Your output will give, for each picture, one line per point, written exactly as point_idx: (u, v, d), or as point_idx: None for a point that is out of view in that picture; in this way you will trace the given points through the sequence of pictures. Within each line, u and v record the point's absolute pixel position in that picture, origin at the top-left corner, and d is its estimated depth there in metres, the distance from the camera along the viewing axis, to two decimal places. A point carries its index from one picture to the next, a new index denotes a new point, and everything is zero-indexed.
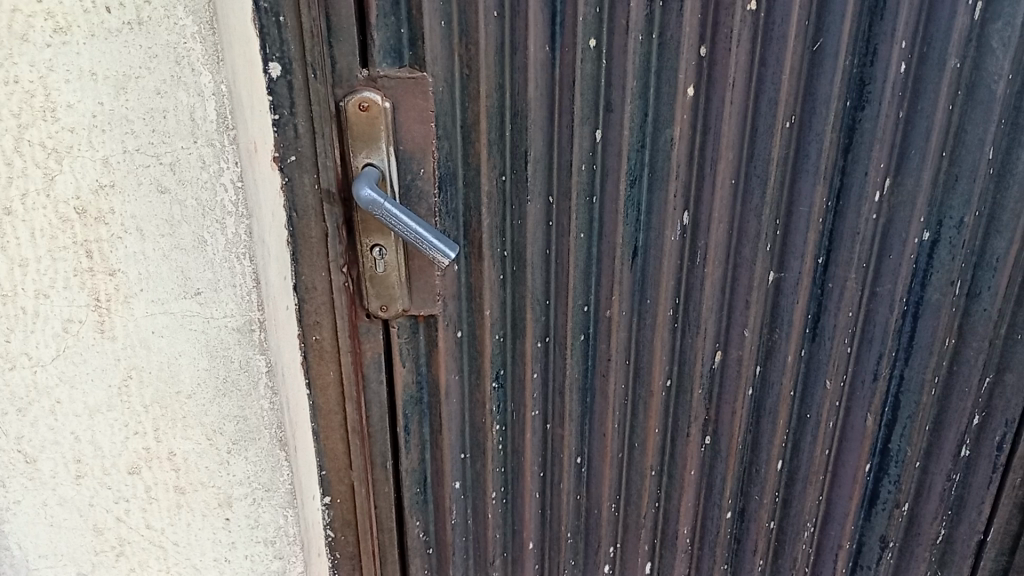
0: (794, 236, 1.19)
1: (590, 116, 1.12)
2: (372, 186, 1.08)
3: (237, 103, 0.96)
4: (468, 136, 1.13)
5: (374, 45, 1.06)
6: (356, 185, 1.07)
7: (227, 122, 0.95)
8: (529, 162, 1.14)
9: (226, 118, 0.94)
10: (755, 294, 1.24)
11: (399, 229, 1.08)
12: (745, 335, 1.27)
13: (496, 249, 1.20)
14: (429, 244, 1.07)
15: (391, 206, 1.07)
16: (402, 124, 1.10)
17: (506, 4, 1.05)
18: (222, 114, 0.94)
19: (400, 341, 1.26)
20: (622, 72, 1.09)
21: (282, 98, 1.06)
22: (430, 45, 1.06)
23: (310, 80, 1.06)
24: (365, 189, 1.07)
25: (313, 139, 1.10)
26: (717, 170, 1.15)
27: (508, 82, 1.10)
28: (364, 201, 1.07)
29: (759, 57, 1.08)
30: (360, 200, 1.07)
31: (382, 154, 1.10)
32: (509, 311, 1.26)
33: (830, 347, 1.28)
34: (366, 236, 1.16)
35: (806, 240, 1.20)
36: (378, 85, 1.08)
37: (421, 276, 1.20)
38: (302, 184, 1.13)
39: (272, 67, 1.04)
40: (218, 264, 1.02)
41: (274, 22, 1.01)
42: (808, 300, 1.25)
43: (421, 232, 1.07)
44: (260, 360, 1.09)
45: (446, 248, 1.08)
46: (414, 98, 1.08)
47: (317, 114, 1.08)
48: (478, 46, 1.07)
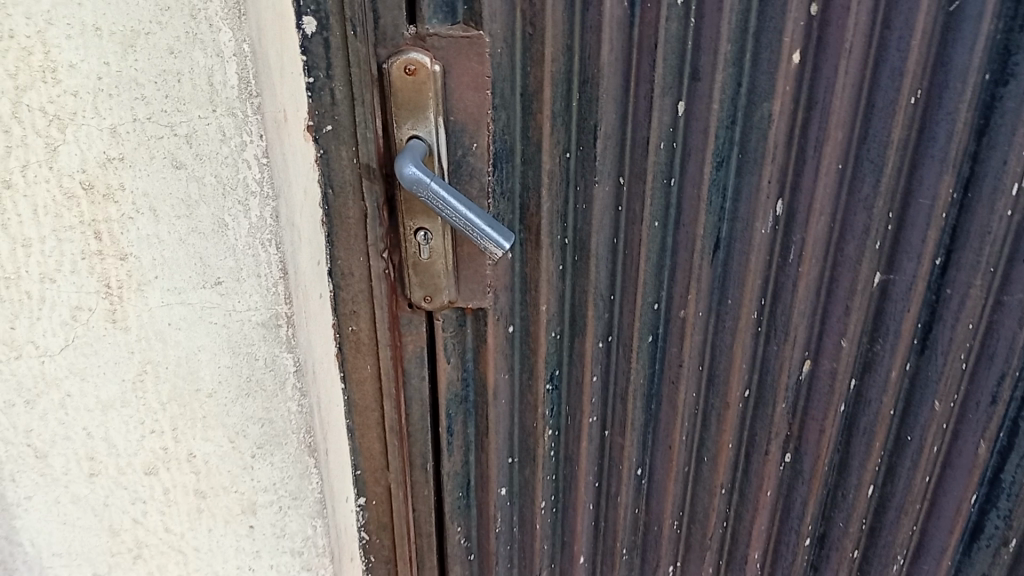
0: (909, 233, 1.01)
1: (673, 86, 0.96)
2: (418, 162, 0.95)
3: (263, 64, 0.82)
4: (529, 105, 0.98)
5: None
6: (399, 162, 0.94)
7: (251, 88, 0.81)
8: (598, 137, 0.99)
9: (249, 83, 0.81)
10: (857, 299, 1.06)
11: (447, 214, 0.95)
12: (841, 345, 1.10)
13: (556, 236, 1.06)
14: (477, 227, 0.94)
15: (439, 184, 0.94)
16: (453, 92, 0.96)
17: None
18: (244, 79, 0.80)
19: (445, 334, 1.13)
20: (714, 34, 0.92)
21: (317, 58, 0.95)
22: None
23: (347, 38, 0.94)
24: (409, 167, 0.94)
25: (351, 107, 0.98)
26: (823, 153, 0.97)
27: (577, 43, 0.94)
28: (408, 180, 0.94)
29: (883, 19, 0.89)
30: (404, 179, 0.94)
31: (429, 125, 0.96)
32: (569, 305, 1.12)
33: (940, 362, 1.11)
34: (408, 218, 1.02)
35: (924, 239, 1.01)
36: (426, 45, 0.94)
37: (469, 265, 1.07)
38: (339, 159, 1.01)
39: (306, 22, 0.92)
40: (240, 251, 0.89)
41: None
42: (919, 307, 1.07)
43: (469, 214, 0.94)
44: (288, 359, 0.97)
45: (497, 235, 0.95)
46: (467, 60, 0.94)
47: (357, 78, 0.96)
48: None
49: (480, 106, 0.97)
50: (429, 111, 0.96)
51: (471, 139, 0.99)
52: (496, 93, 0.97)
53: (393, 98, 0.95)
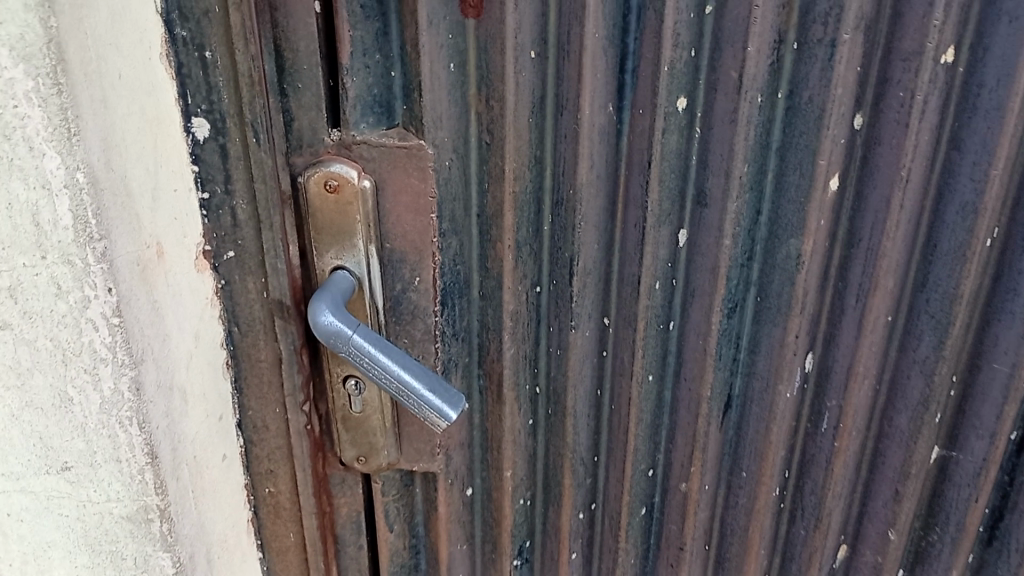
0: (980, 408, 0.82)
1: (671, 212, 0.74)
2: (340, 306, 0.73)
3: (114, 192, 0.61)
4: (485, 226, 0.77)
5: (348, 95, 0.70)
6: (314, 304, 0.72)
7: (90, 227, 0.59)
8: (575, 275, 0.77)
9: (88, 221, 0.59)
10: (911, 484, 0.86)
11: (376, 373, 0.72)
12: (888, 538, 0.90)
13: (523, 390, 0.83)
14: (413, 386, 0.71)
15: (364, 333, 0.72)
16: (388, 213, 0.74)
17: (547, 40, 0.68)
18: (81, 216, 0.58)
19: (390, 501, 0.90)
20: (725, 152, 0.70)
21: (212, 168, 0.73)
22: (430, 99, 0.69)
23: (248, 146, 0.71)
24: (327, 312, 0.72)
25: (258, 231, 0.75)
26: (868, 304, 0.76)
27: (549, 155, 0.73)
28: (323, 329, 0.72)
29: (949, 137, 0.70)
30: (319, 328, 0.72)
31: (356, 254, 0.75)
32: (541, 467, 0.89)
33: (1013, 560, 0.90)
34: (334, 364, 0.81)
35: (999, 416, 0.81)
36: (353, 154, 0.72)
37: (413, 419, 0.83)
38: (246, 291, 0.79)
39: (196, 124, 0.71)
40: (91, 432, 0.67)
41: (197, 59, 0.68)
42: (990, 494, 0.87)
43: (403, 370, 0.71)
44: (166, 560, 0.74)
45: (440, 399, 0.71)
46: (404, 175, 0.72)
47: (262, 195, 0.73)
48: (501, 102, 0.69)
49: (419, 231, 0.74)
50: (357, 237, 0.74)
51: (411, 271, 0.76)
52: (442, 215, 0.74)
53: (309, 220, 0.73)
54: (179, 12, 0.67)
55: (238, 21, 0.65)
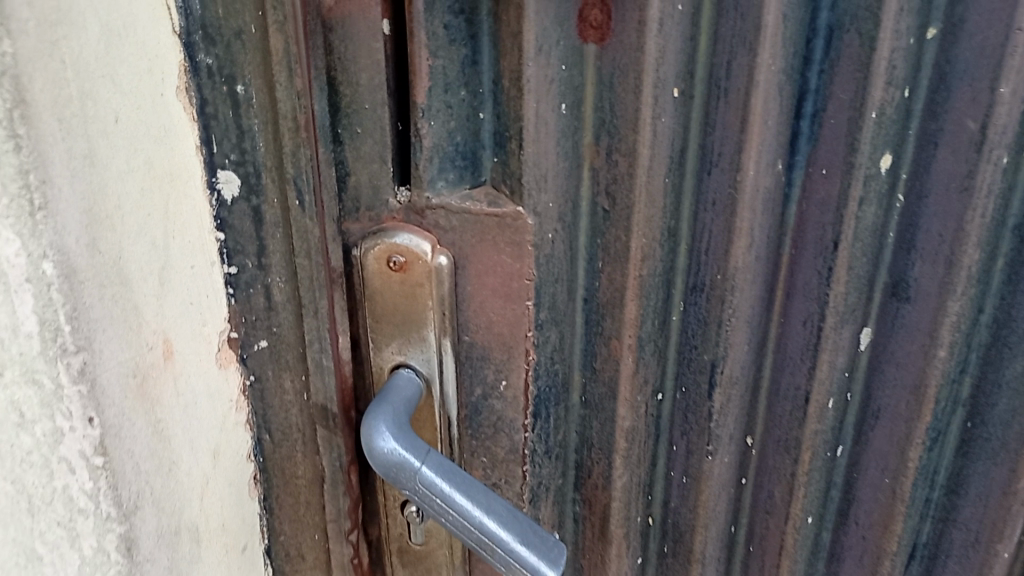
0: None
1: (855, 308, 0.56)
2: (405, 425, 0.54)
3: (99, 286, 0.44)
4: (597, 316, 0.58)
5: (422, 144, 0.52)
6: (370, 424, 0.53)
7: (64, 339, 0.41)
8: (716, 390, 0.59)
9: (59, 331, 0.41)
10: None
11: (451, 519, 0.52)
12: None
13: (633, 516, 0.64)
14: (499, 535, 0.51)
15: (436, 464, 0.52)
16: (468, 299, 0.54)
17: (694, 72, 0.50)
18: (51, 326, 0.41)
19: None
20: (941, 228, 0.52)
21: (242, 238, 0.56)
22: (534, 154, 0.51)
23: (289, 209, 0.54)
24: (385, 434, 0.52)
25: (298, 317, 0.58)
26: None
27: (686, 226, 0.55)
28: (382, 460, 0.53)
29: None
30: (376, 456, 0.53)
31: (424, 351, 0.56)
32: None
33: None
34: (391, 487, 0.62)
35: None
36: (425, 221, 0.54)
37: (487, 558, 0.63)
38: (280, 390, 0.62)
39: (224, 179, 0.54)
40: None
41: (225, 95, 0.52)
42: None
43: (486, 514, 0.52)
44: None
45: (537, 557, 0.50)
46: (492, 250, 0.53)
47: (303, 273, 0.56)
48: (624, 154, 0.52)
49: (509, 322, 0.55)
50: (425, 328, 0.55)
51: (493, 373, 0.56)
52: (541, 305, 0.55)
53: (362, 302, 0.56)
54: (204, 33, 0.51)
55: (279, 45, 0.50)
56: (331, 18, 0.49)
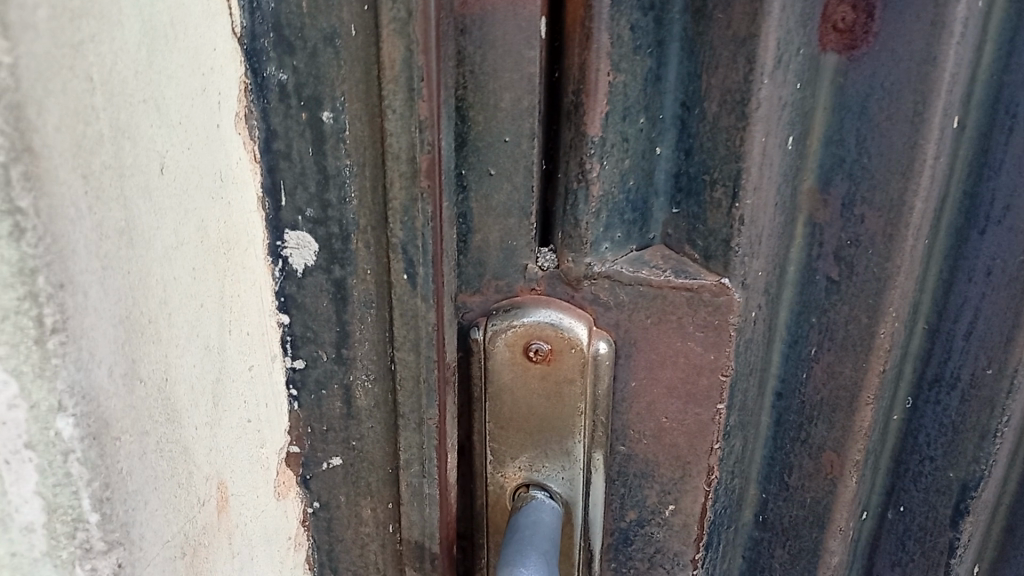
0: None
1: None
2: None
3: (142, 438, 0.28)
4: (808, 418, 0.43)
5: (591, 193, 0.36)
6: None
7: (84, 531, 0.26)
8: (965, 520, 0.49)
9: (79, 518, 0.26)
10: None
11: None
12: None
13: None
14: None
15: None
16: (631, 398, 0.40)
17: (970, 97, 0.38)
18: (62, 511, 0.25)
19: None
20: None
21: (313, 320, 0.40)
22: (751, 207, 0.36)
23: (394, 286, 0.38)
24: None
25: (391, 429, 0.42)
26: None
27: (927, 297, 0.43)
28: None
29: None
30: None
31: (567, 467, 0.40)
32: None
33: None
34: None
35: None
36: (579, 294, 0.38)
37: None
38: (351, 520, 0.45)
39: (293, 240, 0.38)
40: None
41: (299, 123, 0.36)
42: None
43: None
44: None
45: None
46: (674, 334, 0.38)
47: (403, 369, 0.40)
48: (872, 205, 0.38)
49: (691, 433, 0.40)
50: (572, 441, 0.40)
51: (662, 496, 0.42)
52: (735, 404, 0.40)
53: (479, 404, 0.40)
54: (277, 36, 0.34)
55: (397, 53, 0.33)
56: (467, 17, 0.34)
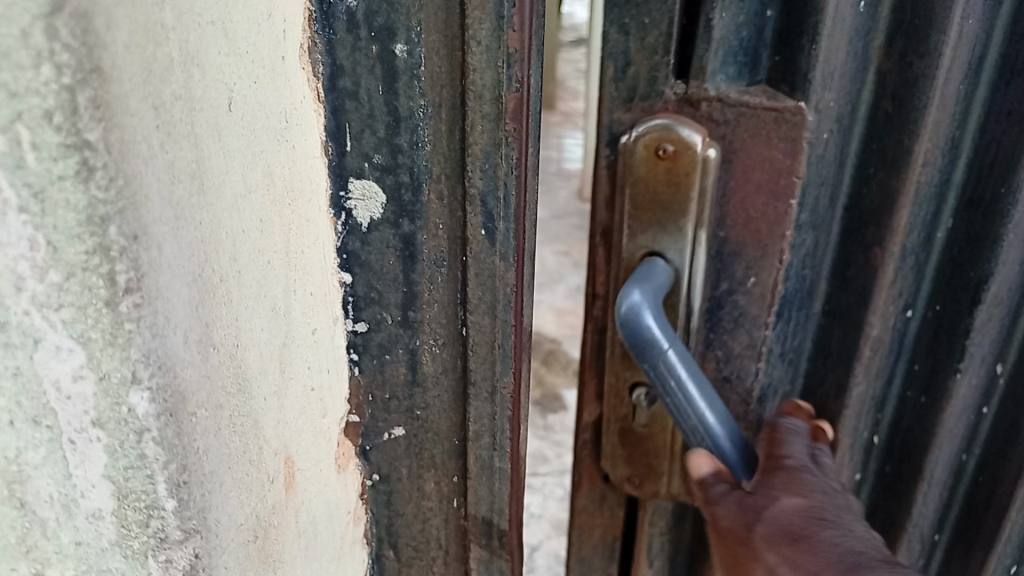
0: None
1: None
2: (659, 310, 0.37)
3: (216, 413, 0.24)
4: (858, 257, 0.44)
5: (712, 37, 0.36)
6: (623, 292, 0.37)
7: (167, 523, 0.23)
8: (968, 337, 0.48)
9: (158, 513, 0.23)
10: None
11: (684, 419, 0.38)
12: None
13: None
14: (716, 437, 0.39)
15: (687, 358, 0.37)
16: (732, 194, 0.38)
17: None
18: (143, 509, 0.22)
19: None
20: None
21: (376, 279, 0.36)
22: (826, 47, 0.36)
23: (471, 243, 0.35)
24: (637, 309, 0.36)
25: (459, 397, 0.39)
26: None
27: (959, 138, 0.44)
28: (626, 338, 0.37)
29: None
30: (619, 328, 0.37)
31: (679, 246, 0.38)
32: None
33: None
34: (620, 465, 0.44)
35: None
36: (698, 112, 0.37)
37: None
38: (414, 493, 0.42)
39: (359, 189, 0.34)
40: None
41: (370, 57, 0.32)
42: None
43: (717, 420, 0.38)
44: None
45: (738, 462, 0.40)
46: (761, 146, 0.36)
47: (477, 331, 0.37)
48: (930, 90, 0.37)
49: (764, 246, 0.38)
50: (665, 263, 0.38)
51: (749, 342, 0.41)
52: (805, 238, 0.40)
53: (609, 221, 0.39)
54: None
55: None
56: None
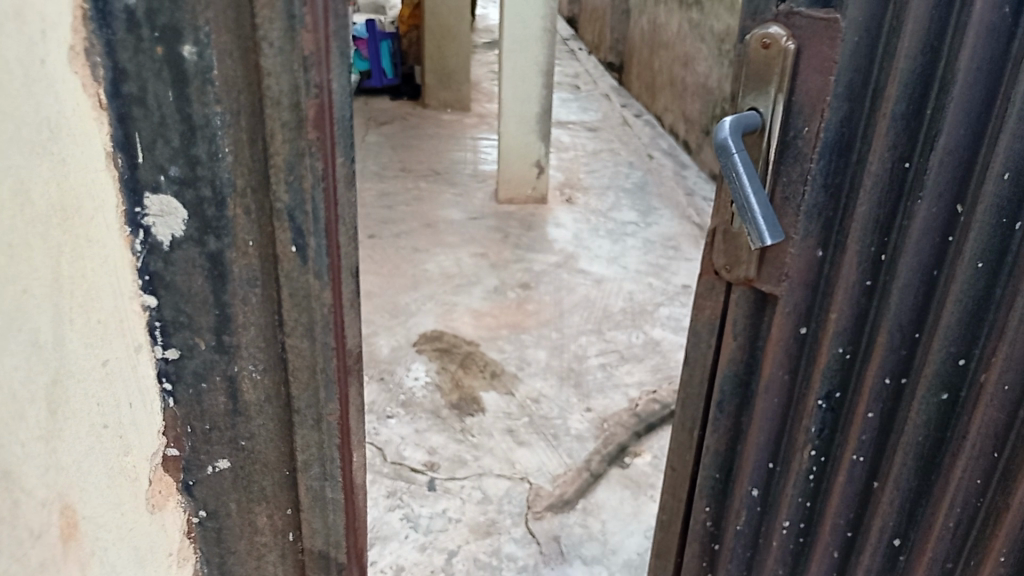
0: None
1: None
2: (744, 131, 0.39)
3: None
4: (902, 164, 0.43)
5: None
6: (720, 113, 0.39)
7: None
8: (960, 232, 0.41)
9: None
10: None
11: (741, 211, 0.39)
12: None
13: (898, 336, 0.44)
14: (754, 230, 0.39)
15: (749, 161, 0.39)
16: (805, 77, 0.39)
17: None
18: None
19: (699, 513, 0.53)
20: None
21: (184, 301, 0.33)
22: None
23: (280, 261, 0.32)
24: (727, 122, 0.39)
25: (285, 426, 0.36)
26: None
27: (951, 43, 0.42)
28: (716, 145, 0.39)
29: None
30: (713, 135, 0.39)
31: (767, 112, 0.40)
32: (808, 499, 0.50)
33: None
34: (717, 258, 0.44)
35: None
36: (781, 17, 0.38)
37: (773, 355, 0.46)
38: (245, 528, 0.39)
39: (155, 207, 0.31)
40: None
41: (154, 61, 0.28)
42: None
43: (762, 213, 0.39)
44: None
45: (768, 230, 0.39)
46: (821, 47, 0.38)
47: (294, 358, 0.34)
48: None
49: (822, 114, 0.39)
50: (758, 113, 0.40)
51: (803, 185, 0.41)
52: (864, 109, 0.40)
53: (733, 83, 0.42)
54: None
55: None
56: None
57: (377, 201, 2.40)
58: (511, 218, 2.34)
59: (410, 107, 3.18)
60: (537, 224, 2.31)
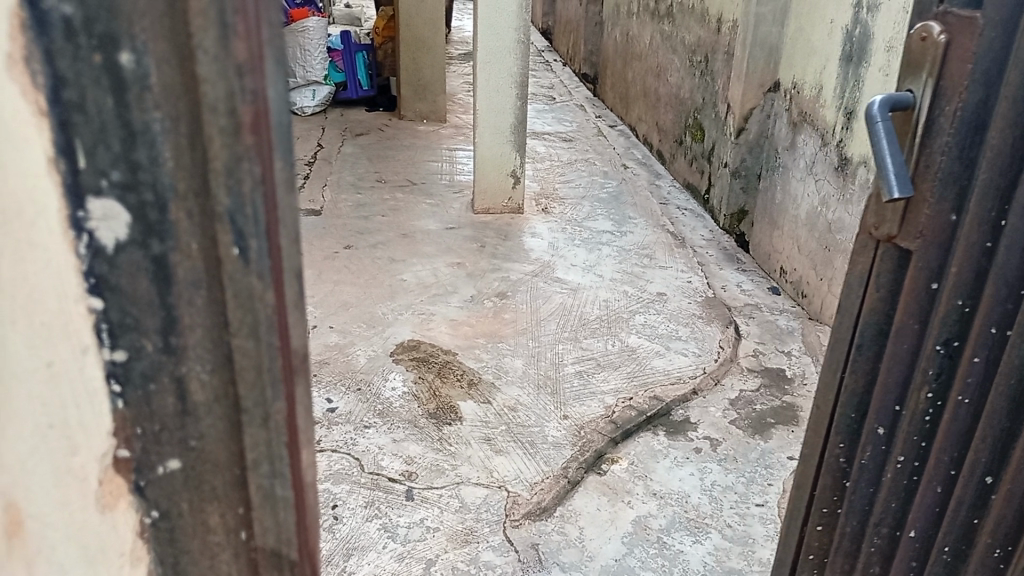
0: None
1: None
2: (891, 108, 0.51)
3: None
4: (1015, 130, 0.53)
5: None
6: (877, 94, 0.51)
7: None
8: None
9: None
10: None
11: (881, 169, 0.51)
12: None
13: (1005, 287, 0.56)
14: (887, 184, 0.51)
15: (891, 129, 0.50)
16: (949, 64, 0.50)
17: None
18: None
19: (834, 449, 0.64)
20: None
21: (132, 304, 0.34)
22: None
23: (223, 263, 0.33)
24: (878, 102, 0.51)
25: (236, 427, 0.36)
26: None
27: None
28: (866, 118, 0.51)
29: None
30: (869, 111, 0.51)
31: (916, 93, 0.52)
32: (917, 430, 0.62)
33: None
34: (869, 217, 0.57)
35: None
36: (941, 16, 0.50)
37: (908, 305, 0.57)
38: (198, 530, 0.39)
39: (99, 210, 0.32)
40: None
41: (94, 69, 0.29)
42: None
43: (894, 170, 0.50)
44: None
45: (897, 184, 0.50)
46: (965, 37, 0.49)
47: (241, 358, 0.35)
48: None
49: (960, 93, 0.50)
50: (911, 95, 0.52)
51: (938, 155, 0.52)
52: (995, 95, 0.50)
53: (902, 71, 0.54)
54: None
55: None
56: None
57: (354, 211, 2.41)
58: (488, 228, 2.35)
59: (387, 118, 3.19)
60: (513, 234, 2.32)
